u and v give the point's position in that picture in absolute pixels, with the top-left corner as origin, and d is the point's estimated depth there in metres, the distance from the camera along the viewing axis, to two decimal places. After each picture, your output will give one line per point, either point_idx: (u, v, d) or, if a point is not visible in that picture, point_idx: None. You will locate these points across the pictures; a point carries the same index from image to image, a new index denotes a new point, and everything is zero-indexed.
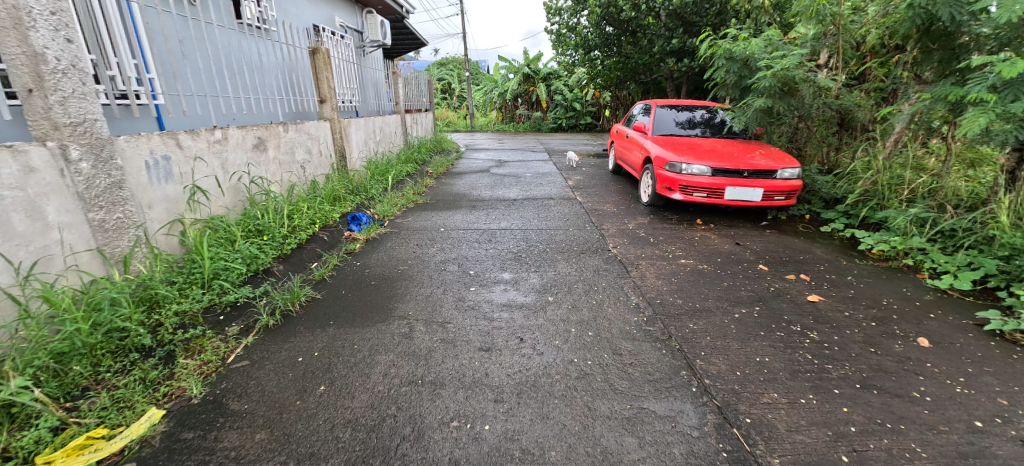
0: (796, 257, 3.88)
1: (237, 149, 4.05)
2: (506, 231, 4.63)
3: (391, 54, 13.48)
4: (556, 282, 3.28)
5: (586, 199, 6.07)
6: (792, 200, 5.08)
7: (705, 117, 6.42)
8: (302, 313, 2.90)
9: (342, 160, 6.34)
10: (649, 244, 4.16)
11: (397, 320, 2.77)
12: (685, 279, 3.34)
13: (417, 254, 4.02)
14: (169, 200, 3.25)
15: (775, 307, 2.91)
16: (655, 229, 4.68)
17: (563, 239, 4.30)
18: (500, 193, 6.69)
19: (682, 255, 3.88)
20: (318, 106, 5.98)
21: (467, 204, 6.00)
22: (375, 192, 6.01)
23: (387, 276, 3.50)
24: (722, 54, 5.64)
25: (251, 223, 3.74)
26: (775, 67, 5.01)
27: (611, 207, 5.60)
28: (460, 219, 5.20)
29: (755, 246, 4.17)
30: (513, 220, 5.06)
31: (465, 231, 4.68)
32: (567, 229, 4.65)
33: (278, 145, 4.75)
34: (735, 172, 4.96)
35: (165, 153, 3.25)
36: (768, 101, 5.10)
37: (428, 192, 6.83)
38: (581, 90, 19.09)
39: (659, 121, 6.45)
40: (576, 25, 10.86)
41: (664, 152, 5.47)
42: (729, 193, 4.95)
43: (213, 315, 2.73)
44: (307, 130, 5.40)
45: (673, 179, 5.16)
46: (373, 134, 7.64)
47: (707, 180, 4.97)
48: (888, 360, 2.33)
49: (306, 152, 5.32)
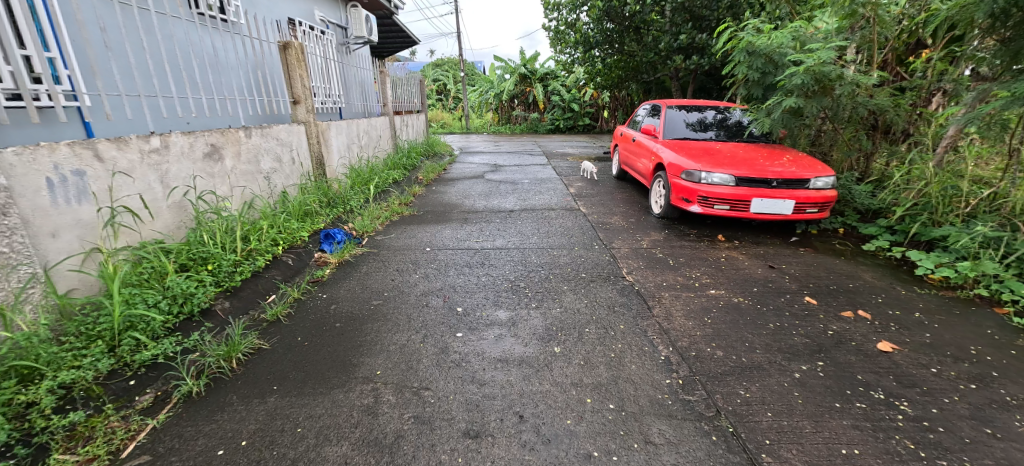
0: (845, 286, 3.27)
1: (182, 159, 3.42)
2: (502, 252, 4.00)
3: (380, 53, 12.84)
4: (563, 325, 2.66)
5: (591, 211, 5.44)
6: (825, 213, 4.47)
7: (719, 118, 5.85)
8: (238, 374, 2.26)
9: (320, 168, 5.71)
10: (669, 269, 3.54)
11: (361, 385, 2.14)
12: (722, 319, 2.72)
13: (395, 283, 3.39)
14: (81, 225, 2.61)
15: (842, 362, 2.30)
16: (673, 248, 4.07)
17: (569, 263, 3.67)
18: (496, 203, 6.06)
19: (711, 283, 3.27)
20: (291, 107, 5.35)
21: (458, 216, 5.36)
22: (356, 204, 5.38)
23: (355, 315, 2.88)
24: (743, 48, 4.96)
25: (192, 250, 3.10)
26: (809, 62, 4.39)
27: (620, 220, 4.98)
28: (449, 235, 4.57)
29: (793, 270, 3.56)
30: (509, 237, 4.43)
31: (453, 251, 4.04)
32: (572, 248, 4.02)
33: (238, 152, 4.13)
34: (762, 181, 4.36)
35: (77, 168, 2.60)
36: (799, 101, 4.49)
37: (415, 201, 6.19)
38: (580, 90, 18.47)
39: (669, 124, 5.85)
40: (576, 21, 10.25)
41: (678, 158, 4.86)
42: (755, 206, 4.34)
43: (120, 381, 2.10)
44: (277, 135, 4.77)
45: (690, 188, 4.55)
46: (356, 138, 7.00)
47: (729, 191, 4.36)
48: (1017, 450, 1.73)
49: (273, 159, 4.69)
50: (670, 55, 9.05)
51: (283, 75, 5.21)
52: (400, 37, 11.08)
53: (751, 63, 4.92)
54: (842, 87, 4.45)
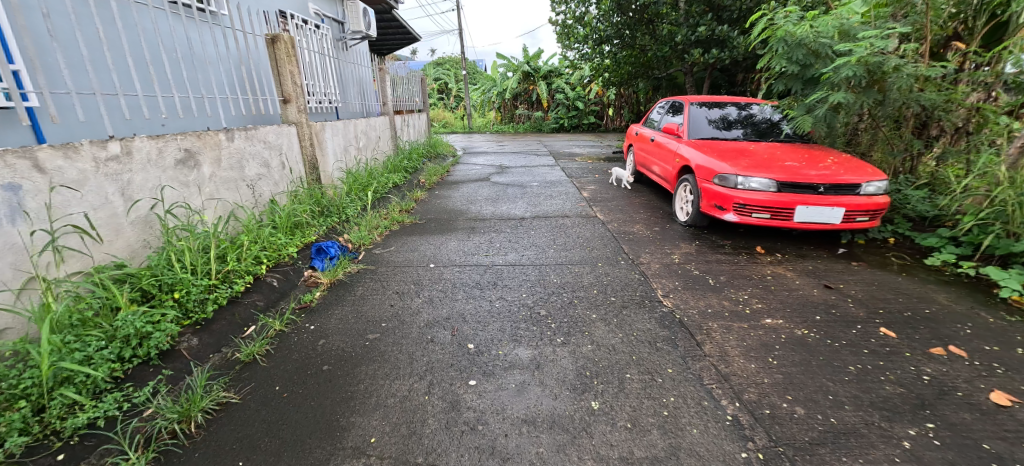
0: (923, 312, 2.78)
1: (148, 167, 2.98)
2: (515, 269, 3.53)
3: (381, 51, 12.42)
4: (597, 369, 2.19)
5: (610, 218, 4.97)
6: (876, 221, 3.98)
7: (746, 115, 5.38)
8: (196, 443, 1.80)
9: (313, 173, 5.24)
10: (711, 290, 3.06)
11: (349, 462, 1.68)
12: (790, 360, 2.24)
13: (394, 309, 2.92)
14: (13, 250, 2.16)
15: (957, 424, 1.82)
16: (709, 263, 3.59)
17: (595, 284, 3.19)
18: (504, 209, 5.59)
19: (764, 309, 2.79)
20: (280, 106, 4.89)
21: (464, 225, 4.90)
22: (352, 213, 4.91)
23: (347, 354, 2.41)
24: (780, 38, 4.43)
25: (156, 275, 2.65)
26: (862, 51, 3.88)
27: (643, 229, 4.51)
28: (455, 248, 4.10)
29: (855, 291, 3.07)
30: (522, 251, 3.96)
31: (461, 268, 3.58)
32: (595, 264, 3.55)
33: (218, 158, 3.67)
34: (807, 186, 3.86)
35: (8, 182, 2.16)
36: (849, 97, 3.98)
37: (417, 208, 5.73)
38: (585, 88, 17.95)
39: (693, 122, 5.36)
40: (584, 14, 9.77)
41: (708, 160, 4.38)
42: (800, 214, 3.85)
43: (42, 457, 1.67)
44: (264, 137, 4.32)
45: (724, 195, 4.06)
46: (354, 139, 6.53)
47: (770, 197, 3.87)
48: None
49: (260, 164, 4.23)
50: (687, 49, 8.51)
51: (272, 73, 4.77)
52: (400, 32, 10.56)
53: (790, 55, 4.41)
54: (897, 80, 3.95)
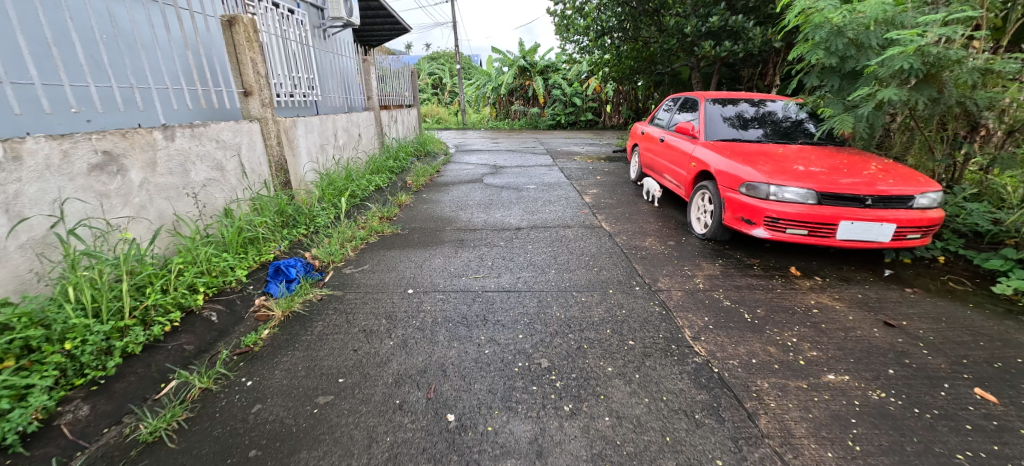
0: (1019, 364, 2.23)
1: (45, 175, 2.36)
2: (509, 297, 2.93)
3: (368, 43, 11.78)
4: (621, 458, 1.62)
5: (618, 229, 4.38)
6: (927, 239, 3.43)
7: (766, 113, 4.83)
8: None
9: (280, 176, 4.61)
10: (750, 330, 2.49)
11: None
12: (876, 445, 1.68)
13: (357, 357, 2.32)
14: None
15: None
16: (741, 290, 3.02)
17: (607, 320, 2.60)
18: (498, 216, 5.00)
19: (821, 359, 2.22)
20: (241, 100, 4.26)
21: (451, 236, 4.30)
22: (323, 222, 4.30)
23: (285, 430, 1.81)
24: (817, 25, 3.84)
25: (42, 318, 2.06)
26: (920, 40, 3.31)
27: (656, 244, 3.94)
28: (440, 267, 3.51)
29: (924, 332, 2.52)
30: (518, 272, 3.37)
31: (445, 296, 2.98)
32: (606, 292, 2.97)
33: (152, 161, 3.05)
34: (851, 198, 3.29)
35: None
36: (903, 94, 3.41)
37: (401, 215, 5.11)
38: (582, 83, 17.39)
39: (709, 121, 4.78)
40: (585, 4, 9.16)
41: (732, 165, 3.80)
42: (844, 230, 3.27)
43: None
44: (216, 135, 3.70)
45: (753, 206, 3.48)
46: (331, 137, 5.88)
47: (809, 210, 3.29)
48: None
49: (209, 168, 3.61)
50: (696, 42, 7.87)
51: (229, 60, 4.16)
52: (387, 21, 9.84)
53: (828, 45, 3.83)
54: (958, 75, 3.39)
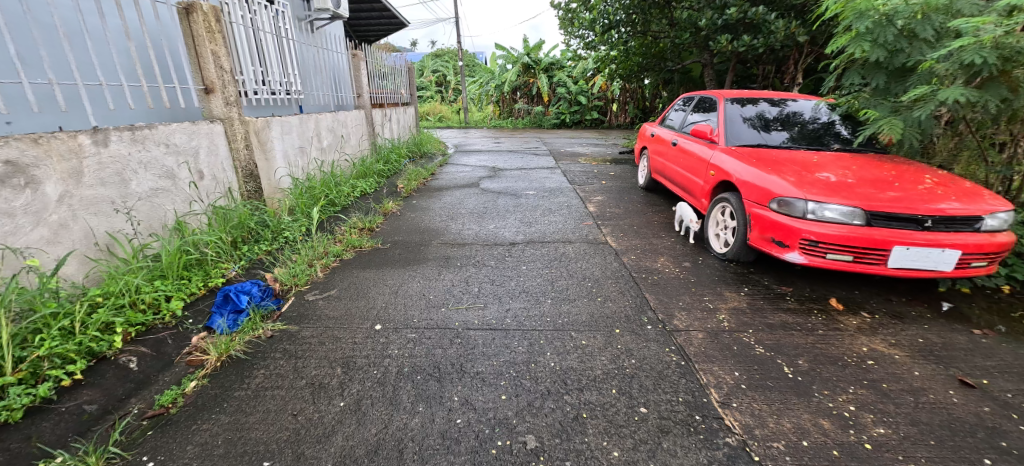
0: None
1: None
2: (494, 338, 2.43)
3: (365, 39, 11.36)
4: None
5: (626, 246, 3.87)
6: (994, 266, 2.90)
7: (792, 114, 4.29)
8: None
9: (248, 182, 4.13)
10: (794, 393, 1.98)
11: None
12: None
13: (297, 426, 1.83)
14: None
15: None
16: (775, 331, 2.50)
17: (613, 376, 2.09)
18: (491, 228, 4.50)
19: (892, 441, 1.71)
20: (201, 98, 3.77)
21: (437, 253, 3.81)
22: (293, 237, 3.82)
23: None
24: (860, 13, 3.30)
25: None
26: (994, 28, 2.80)
27: (671, 266, 3.42)
28: (418, 294, 3.01)
29: (1015, 397, 2.00)
30: (508, 302, 2.87)
31: (418, 335, 2.48)
32: (612, 334, 2.45)
33: (76, 170, 2.58)
34: (907, 219, 2.76)
35: None
36: (970, 94, 2.90)
37: (384, 225, 4.62)
38: (588, 82, 16.85)
39: (730, 123, 4.24)
40: None
41: (760, 176, 3.27)
42: (897, 257, 2.75)
43: None
44: (165, 137, 3.20)
45: (786, 226, 2.96)
46: (312, 139, 5.40)
47: (854, 232, 2.76)
48: None
49: (157, 175, 3.13)
50: (711, 36, 7.29)
51: (187, 53, 3.65)
52: (383, 15, 9.35)
53: (875, 36, 3.30)
54: None
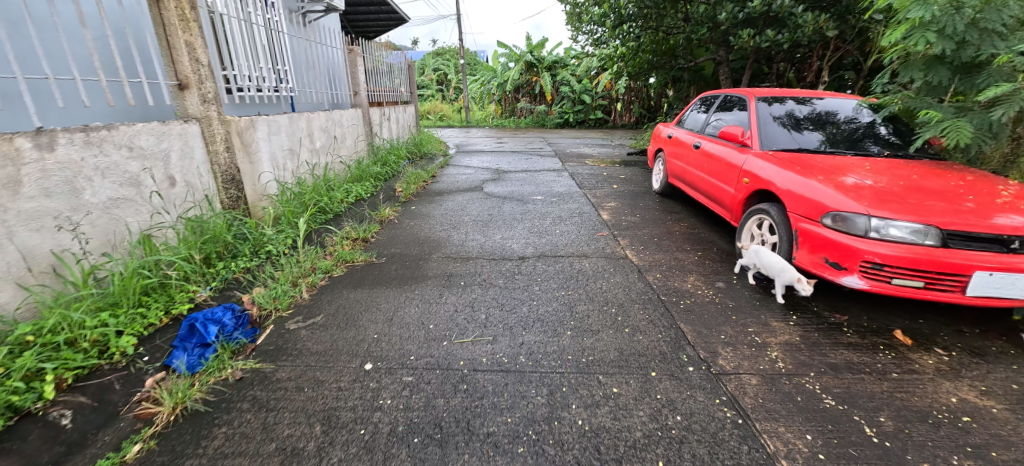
0: None
1: None
2: (507, 384, 2.02)
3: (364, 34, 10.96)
4: None
5: (649, 262, 3.46)
6: None
7: (830, 114, 3.87)
8: None
9: (228, 188, 3.72)
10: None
11: None
12: None
13: None
14: None
15: None
16: (842, 374, 2.10)
17: (656, 440, 1.69)
18: (497, 239, 4.09)
19: None
20: (174, 95, 3.36)
21: (437, 269, 3.39)
22: (276, 251, 3.41)
23: None
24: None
25: None
26: None
27: (703, 287, 3.01)
28: (416, 322, 2.60)
29: None
30: (522, 333, 2.46)
31: (416, 379, 2.07)
32: (648, 378, 2.04)
33: (11, 180, 2.17)
34: (989, 239, 2.35)
35: None
36: None
37: (379, 234, 4.21)
38: (592, 80, 16.42)
39: (762, 124, 3.83)
40: None
41: (806, 186, 2.87)
42: (977, 284, 2.33)
43: None
44: (127, 140, 2.77)
45: (843, 246, 2.56)
46: (303, 140, 5.00)
47: (926, 255, 2.36)
48: None
49: (117, 183, 2.71)
50: (730, 30, 6.88)
51: (157, 44, 3.24)
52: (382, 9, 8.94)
53: (941, 26, 2.90)
54: None
